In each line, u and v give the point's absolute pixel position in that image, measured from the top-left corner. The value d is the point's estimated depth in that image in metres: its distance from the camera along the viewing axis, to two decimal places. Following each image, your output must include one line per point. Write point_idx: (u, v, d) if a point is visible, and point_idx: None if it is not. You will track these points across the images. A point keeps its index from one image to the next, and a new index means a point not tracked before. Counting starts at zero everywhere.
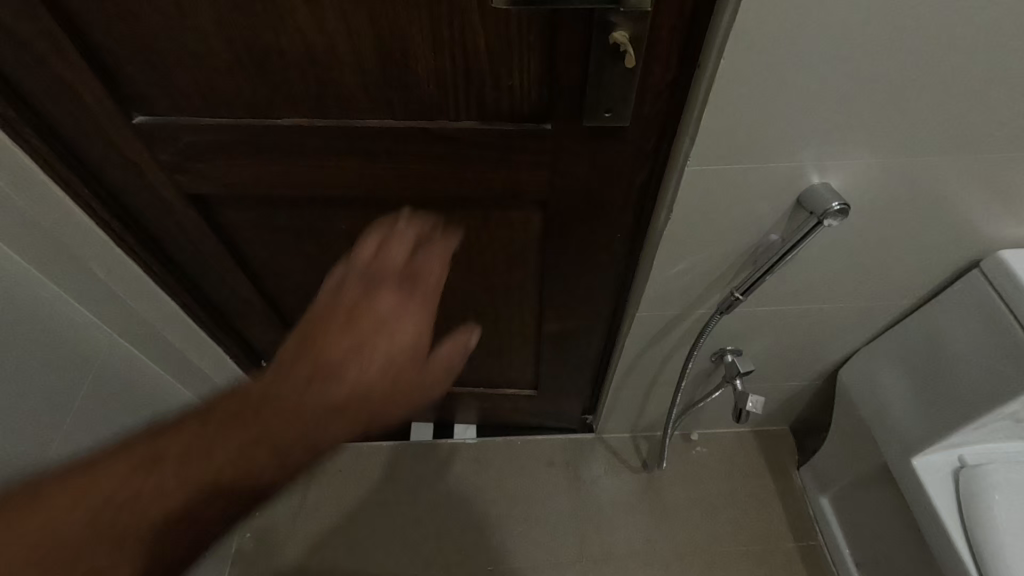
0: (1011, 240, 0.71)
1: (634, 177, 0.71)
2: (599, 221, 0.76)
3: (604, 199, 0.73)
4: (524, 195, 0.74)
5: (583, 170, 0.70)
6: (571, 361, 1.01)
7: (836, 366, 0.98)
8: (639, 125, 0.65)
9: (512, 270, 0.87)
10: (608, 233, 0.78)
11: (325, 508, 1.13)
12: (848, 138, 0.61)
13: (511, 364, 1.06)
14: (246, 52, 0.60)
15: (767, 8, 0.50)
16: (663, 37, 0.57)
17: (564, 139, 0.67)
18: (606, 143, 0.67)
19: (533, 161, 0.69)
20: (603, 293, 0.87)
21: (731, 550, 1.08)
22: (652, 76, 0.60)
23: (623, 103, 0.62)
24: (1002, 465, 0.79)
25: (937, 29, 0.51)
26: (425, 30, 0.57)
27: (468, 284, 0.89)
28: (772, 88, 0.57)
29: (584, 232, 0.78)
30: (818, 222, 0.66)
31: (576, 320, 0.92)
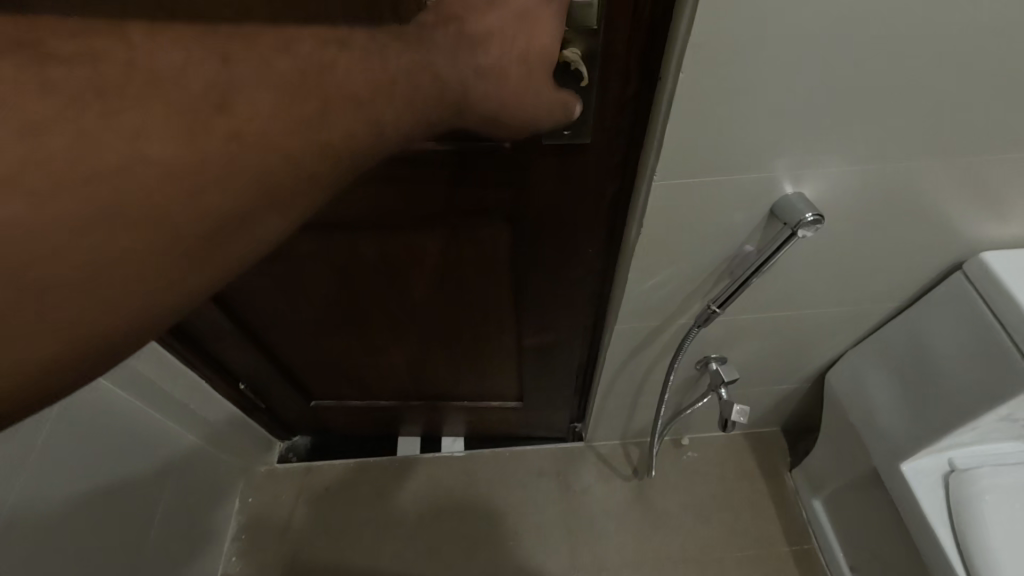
0: (991, 241, 0.73)
1: (603, 193, 0.66)
2: (571, 237, 0.72)
3: (573, 215, 0.69)
4: (489, 212, 0.69)
5: (549, 187, 0.65)
6: (559, 371, 1.03)
7: (824, 367, 1.04)
8: (602, 140, 0.59)
9: (486, 286, 0.83)
10: (580, 249, 0.74)
11: (342, 509, 1.29)
12: (823, 148, 0.57)
13: (498, 377, 1.09)
14: None
15: (732, 19, 0.45)
16: (619, 50, 0.51)
17: (523, 157, 0.61)
18: (570, 160, 0.62)
19: (496, 180, 0.64)
20: (582, 305, 0.85)
21: (716, 535, 1.20)
22: (610, 91, 0.54)
23: (582, 119, 0.56)
24: (989, 470, 0.82)
25: (916, 42, 0.47)
26: None
27: (444, 300, 0.87)
28: (743, 101, 0.52)
29: (556, 248, 0.73)
30: (792, 233, 0.62)
31: (556, 332, 0.91)
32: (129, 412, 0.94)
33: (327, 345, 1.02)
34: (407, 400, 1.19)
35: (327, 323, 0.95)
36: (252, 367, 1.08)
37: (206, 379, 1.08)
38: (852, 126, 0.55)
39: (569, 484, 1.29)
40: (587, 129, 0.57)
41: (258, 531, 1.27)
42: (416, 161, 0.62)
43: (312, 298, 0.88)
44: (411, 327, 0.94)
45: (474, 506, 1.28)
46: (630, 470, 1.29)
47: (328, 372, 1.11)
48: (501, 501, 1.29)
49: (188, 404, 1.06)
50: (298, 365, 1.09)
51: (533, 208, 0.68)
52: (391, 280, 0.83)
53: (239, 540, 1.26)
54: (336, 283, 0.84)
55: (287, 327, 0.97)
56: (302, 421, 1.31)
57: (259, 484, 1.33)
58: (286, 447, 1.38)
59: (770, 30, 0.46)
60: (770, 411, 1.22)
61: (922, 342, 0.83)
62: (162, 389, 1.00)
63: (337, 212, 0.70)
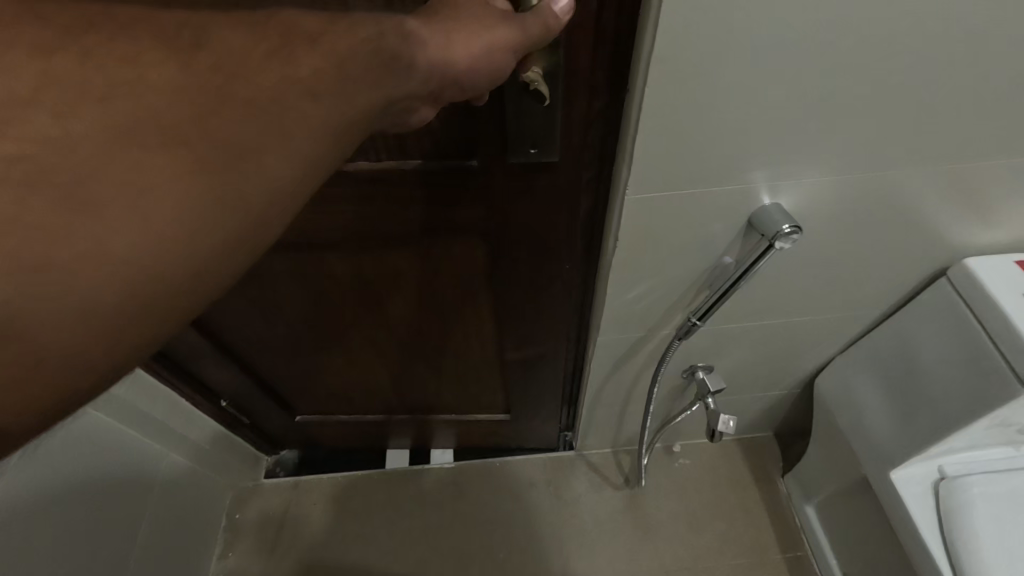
0: (975, 247, 0.72)
1: (577, 208, 0.65)
2: (547, 255, 0.71)
3: (547, 232, 0.67)
4: (462, 228, 0.68)
5: (521, 205, 0.64)
6: (544, 386, 1.02)
7: (814, 372, 1.03)
8: (572, 158, 0.58)
9: (466, 301, 0.82)
10: (557, 266, 0.73)
11: (332, 524, 1.28)
12: (798, 158, 0.56)
13: (483, 390, 1.08)
14: None
15: (694, 29, 0.43)
16: (583, 67, 0.50)
17: (493, 174, 0.60)
18: (540, 178, 0.60)
19: (468, 197, 0.63)
20: (563, 321, 0.83)
21: (709, 543, 1.19)
22: (576, 109, 0.53)
23: (549, 137, 0.55)
24: (979, 477, 0.81)
25: (886, 51, 0.46)
26: None
27: (424, 316, 0.86)
28: (711, 112, 0.50)
29: (532, 265, 0.72)
30: (769, 245, 0.60)
31: (538, 347, 0.89)
32: (97, 432, 0.90)
33: (308, 361, 1.00)
34: (393, 413, 1.18)
35: (308, 340, 0.94)
36: (235, 385, 1.07)
37: (186, 397, 1.08)
38: (826, 136, 0.54)
39: (560, 494, 1.27)
40: (556, 146, 0.56)
41: (244, 550, 1.25)
42: (385, 179, 0.61)
43: (291, 316, 0.87)
44: (393, 343, 0.93)
45: (464, 518, 1.27)
46: (622, 479, 1.28)
47: (312, 387, 1.09)
48: (491, 512, 1.27)
49: (168, 423, 1.04)
50: (280, 381, 1.08)
51: (508, 224, 0.66)
52: (369, 296, 0.82)
53: (225, 558, 1.24)
54: (315, 301, 0.83)
55: (268, 345, 0.96)
56: (288, 435, 1.29)
57: (245, 500, 1.31)
58: (273, 462, 1.36)
59: (734, 42, 0.44)
60: (761, 417, 1.21)
61: (909, 350, 0.82)
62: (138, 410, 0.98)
63: (310, 232, 0.69)
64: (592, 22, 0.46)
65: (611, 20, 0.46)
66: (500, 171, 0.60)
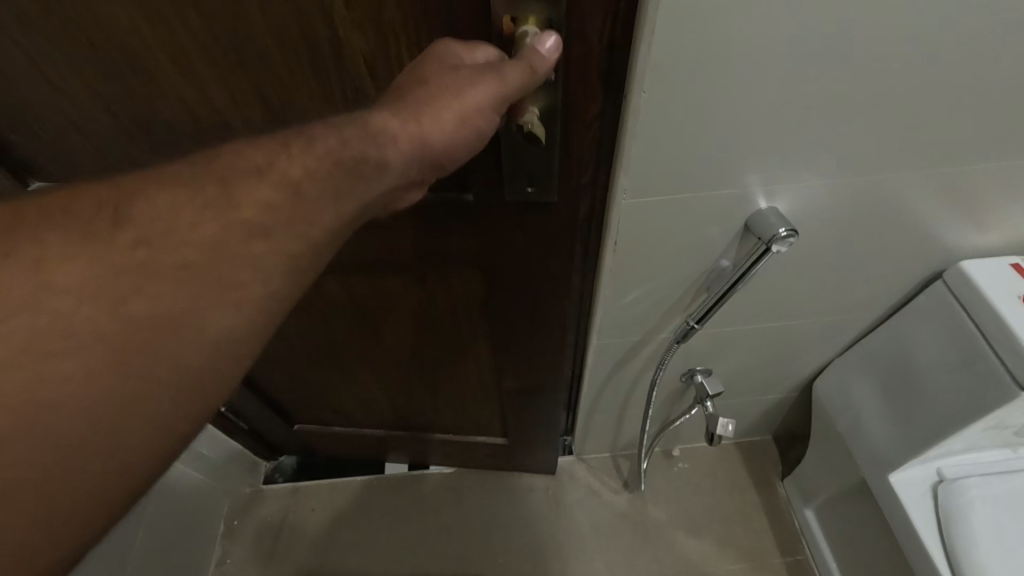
0: (969, 250, 0.72)
1: (574, 245, 0.63)
2: (544, 289, 0.70)
3: (544, 267, 0.66)
4: (457, 259, 0.68)
5: (518, 239, 0.63)
6: (541, 414, 1.00)
7: (812, 376, 1.03)
8: (569, 196, 0.57)
9: (462, 325, 0.82)
10: (554, 300, 0.72)
11: (330, 529, 1.27)
12: (792, 162, 0.56)
13: (480, 411, 1.07)
14: (131, 121, 0.57)
15: (684, 37, 0.44)
16: (581, 104, 0.49)
17: (489, 207, 0.60)
18: (537, 215, 0.60)
19: (462, 229, 0.64)
20: (561, 355, 0.82)
21: (708, 547, 1.19)
22: (573, 146, 0.52)
23: (546, 175, 0.54)
24: (977, 480, 0.81)
25: (875, 58, 0.47)
26: (319, 100, 0.53)
27: (420, 338, 0.86)
28: (704, 118, 0.51)
29: (529, 297, 0.71)
30: (766, 248, 0.61)
31: (537, 377, 0.88)
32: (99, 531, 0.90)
33: (306, 372, 1.00)
34: (389, 428, 1.18)
35: (307, 353, 0.94)
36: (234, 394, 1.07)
37: None
38: (817, 143, 0.54)
39: (559, 499, 1.27)
40: (552, 185, 0.55)
41: (242, 556, 1.24)
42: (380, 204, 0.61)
43: (290, 331, 0.87)
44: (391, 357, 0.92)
45: (463, 523, 1.26)
46: (621, 483, 1.27)
47: (311, 397, 1.09)
48: (490, 518, 1.27)
49: None
50: (276, 390, 1.08)
51: (505, 256, 0.66)
52: (367, 310, 0.81)
53: (223, 564, 1.23)
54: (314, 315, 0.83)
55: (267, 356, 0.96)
56: (286, 442, 1.29)
57: (243, 506, 1.31)
58: (271, 467, 1.36)
59: (724, 50, 0.45)
60: (759, 421, 1.21)
61: (907, 353, 0.82)
62: None
63: None
64: (584, 51, 0.45)
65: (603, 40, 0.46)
66: (495, 202, 0.59)
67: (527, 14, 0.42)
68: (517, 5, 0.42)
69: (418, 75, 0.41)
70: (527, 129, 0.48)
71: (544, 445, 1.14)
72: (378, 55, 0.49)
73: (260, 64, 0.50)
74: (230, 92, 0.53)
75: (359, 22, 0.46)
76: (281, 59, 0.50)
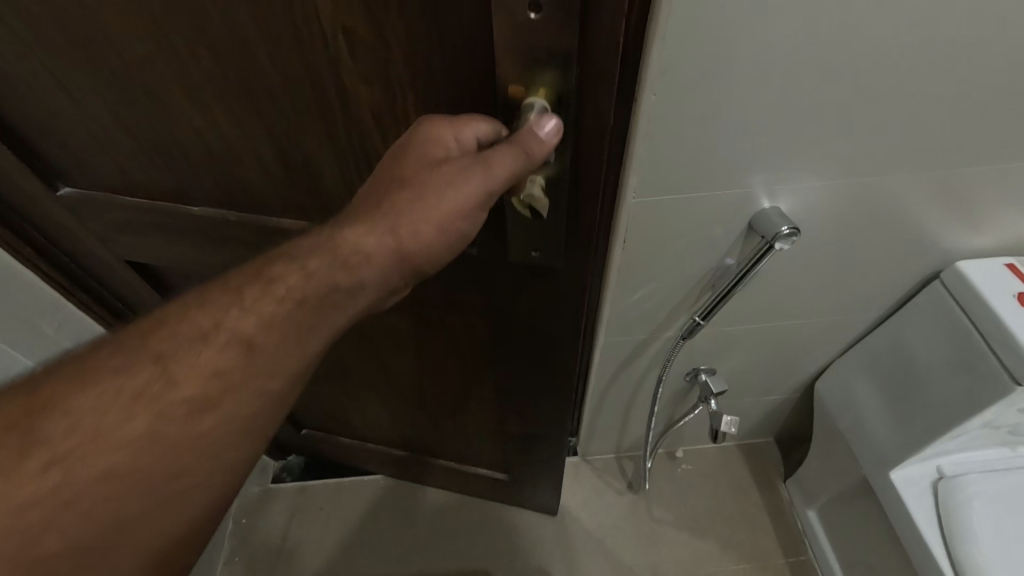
0: (965, 251, 0.74)
1: (578, 307, 0.66)
2: (546, 343, 0.73)
3: (546, 323, 0.69)
4: (463, 304, 0.72)
5: (523, 296, 0.66)
6: (541, 458, 1.01)
7: (813, 376, 1.05)
8: (573, 262, 0.60)
9: (467, 368, 0.85)
10: (556, 354, 0.74)
11: (337, 528, 1.29)
12: (792, 164, 0.59)
13: (482, 447, 1.09)
14: (147, 141, 0.60)
15: (686, 45, 0.47)
16: (591, 173, 0.51)
17: (495, 263, 0.63)
18: (542, 278, 0.63)
19: (469, 278, 0.67)
20: (563, 404, 0.84)
21: (712, 548, 1.20)
22: (580, 214, 0.55)
23: (551, 242, 0.57)
24: (976, 476, 0.84)
25: (866, 65, 0.50)
26: (324, 140, 0.55)
27: (426, 372, 0.90)
28: (707, 121, 0.54)
29: (532, 348, 0.74)
30: (769, 246, 0.63)
31: (539, 424, 0.90)
32: None
33: (315, 382, 1.03)
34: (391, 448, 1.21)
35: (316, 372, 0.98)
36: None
37: None
38: (819, 144, 0.57)
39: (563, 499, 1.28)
40: (557, 250, 0.58)
41: (250, 553, 1.26)
42: None
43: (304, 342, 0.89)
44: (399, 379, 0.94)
45: (469, 523, 1.28)
46: (625, 484, 1.29)
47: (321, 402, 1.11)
48: (496, 518, 1.28)
49: None
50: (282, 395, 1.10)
51: (510, 309, 0.69)
52: (375, 337, 0.85)
53: (231, 563, 1.25)
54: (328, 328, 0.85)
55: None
56: (294, 442, 1.30)
57: (251, 505, 1.32)
58: (280, 467, 1.37)
59: (731, 53, 0.48)
60: (762, 423, 1.23)
61: (906, 353, 0.84)
62: None
63: None
64: (588, 121, 0.47)
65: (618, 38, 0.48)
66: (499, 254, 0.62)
67: (538, 83, 0.44)
68: (528, 76, 0.44)
69: (420, 177, 0.45)
70: (529, 201, 0.49)
71: (542, 487, 1.14)
72: (384, 105, 0.50)
73: (268, 101, 0.52)
74: (240, 125, 0.56)
75: (366, 80, 0.48)
76: (288, 101, 0.52)
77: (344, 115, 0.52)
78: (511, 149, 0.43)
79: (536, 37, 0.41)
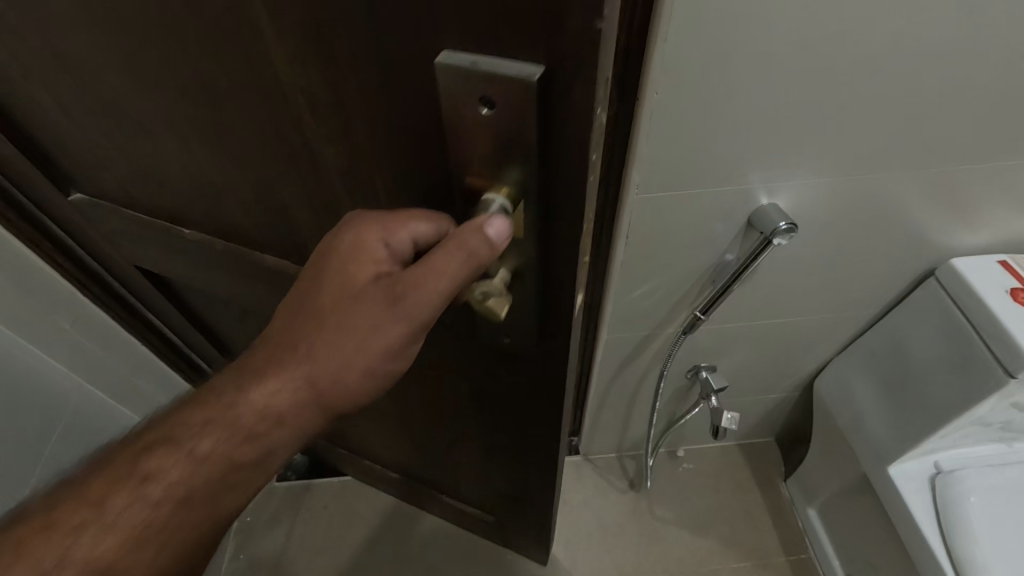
0: (960, 249, 0.76)
1: (556, 398, 0.60)
2: (524, 417, 0.68)
3: (524, 400, 0.64)
4: (445, 363, 0.68)
5: (501, 371, 0.61)
6: (527, 511, 0.98)
7: (812, 374, 1.06)
8: (548, 358, 0.54)
9: (451, 420, 0.81)
10: (534, 428, 0.70)
11: (341, 527, 1.30)
12: (789, 163, 0.61)
13: (471, 491, 1.05)
14: (138, 161, 0.57)
15: (687, 44, 0.49)
16: (565, 275, 0.43)
17: (471, 335, 0.59)
18: (518, 360, 0.58)
19: (450, 341, 0.63)
20: (544, 476, 0.79)
21: (713, 546, 1.21)
22: (556, 314, 0.47)
23: (522, 334, 0.51)
24: (973, 471, 0.85)
25: (861, 65, 0.52)
26: (300, 193, 0.50)
27: (413, 412, 0.87)
28: (707, 119, 0.56)
29: (511, 417, 0.70)
30: (768, 241, 0.65)
31: (522, 483, 0.87)
32: None
33: None
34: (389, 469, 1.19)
35: None
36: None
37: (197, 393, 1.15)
38: (816, 142, 0.59)
39: (565, 498, 1.29)
40: (530, 341, 0.52)
41: (254, 551, 1.26)
42: None
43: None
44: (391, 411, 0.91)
45: None
46: (627, 483, 1.30)
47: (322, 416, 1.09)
48: None
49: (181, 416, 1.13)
50: None
51: (490, 376, 0.64)
52: None
53: (236, 560, 1.25)
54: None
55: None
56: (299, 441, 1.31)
57: (256, 503, 1.33)
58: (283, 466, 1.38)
59: (731, 53, 0.50)
60: (762, 422, 1.24)
61: (904, 350, 0.86)
62: (152, 402, 1.06)
63: None
64: (561, 222, 0.39)
65: (623, 36, 0.49)
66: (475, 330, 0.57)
67: (502, 180, 0.37)
68: (492, 169, 0.36)
69: (347, 307, 0.40)
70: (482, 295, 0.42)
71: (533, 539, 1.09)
72: (353, 169, 0.43)
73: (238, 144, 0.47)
74: (218, 163, 0.51)
75: (332, 141, 0.42)
76: (259, 147, 0.46)
77: (314, 171, 0.46)
78: (455, 255, 0.37)
79: (494, 136, 0.34)
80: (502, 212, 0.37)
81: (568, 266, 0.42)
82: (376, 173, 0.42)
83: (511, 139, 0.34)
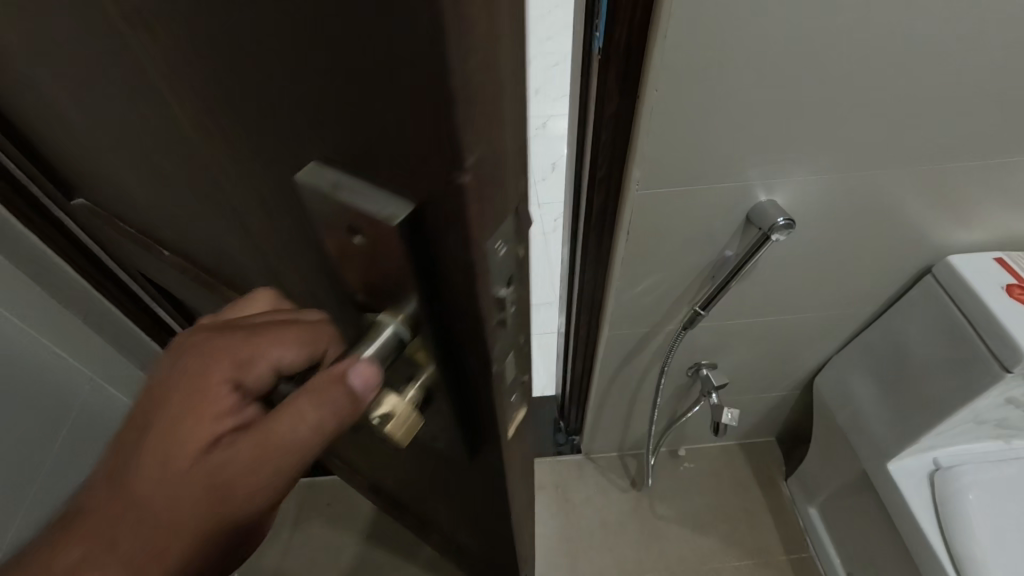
0: (957, 246, 0.77)
1: (498, 499, 0.52)
2: (466, 503, 0.60)
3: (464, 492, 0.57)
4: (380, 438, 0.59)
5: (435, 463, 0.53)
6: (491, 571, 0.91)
7: (813, 372, 1.07)
8: (480, 465, 0.46)
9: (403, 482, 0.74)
10: (479, 516, 0.62)
11: (344, 524, 1.31)
12: (786, 161, 0.63)
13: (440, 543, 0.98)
14: (106, 181, 0.52)
15: (687, 42, 0.51)
16: (480, 399, 0.36)
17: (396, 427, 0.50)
18: (449, 460, 0.49)
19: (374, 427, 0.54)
20: (499, 553, 0.72)
21: (715, 544, 1.21)
22: (479, 431, 0.40)
23: (449, 437, 0.44)
24: (971, 466, 0.86)
25: (856, 63, 0.53)
26: (244, 251, 0.42)
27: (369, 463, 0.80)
28: (707, 115, 0.57)
29: (453, 500, 0.62)
30: (766, 237, 0.67)
31: (480, 551, 0.80)
32: None
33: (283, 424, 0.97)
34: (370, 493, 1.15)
35: None
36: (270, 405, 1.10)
37: None
38: (812, 139, 0.60)
39: (566, 495, 1.30)
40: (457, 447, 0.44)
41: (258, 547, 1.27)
42: None
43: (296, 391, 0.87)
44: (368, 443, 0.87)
45: None
46: (628, 481, 1.31)
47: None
48: None
49: None
50: None
51: (425, 463, 0.56)
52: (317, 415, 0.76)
53: None
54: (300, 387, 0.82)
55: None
56: None
57: None
58: None
59: (730, 51, 0.51)
60: (763, 421, 1.25)
61: (903, 347, 0.87)
62: None
63: None
64: (472, 358, 0.31)
65: (623, 35, 0.52)
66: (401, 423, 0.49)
67: (399, 314, 0.28)
68: (383, 298, 0.27)
69: (198, 447, 0.34)
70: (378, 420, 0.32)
71: None
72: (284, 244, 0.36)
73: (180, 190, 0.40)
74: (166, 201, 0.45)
75: (257, 213, 0.34)
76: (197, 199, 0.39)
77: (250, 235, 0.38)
78: (314, 401, 0.31)
79: (363, 267, 0.25)
80: (385, 355, 0.28)
81: (485, 389, 0.34)
82: (302, 255, 0.35)
83: (397, 276, 0.25)
